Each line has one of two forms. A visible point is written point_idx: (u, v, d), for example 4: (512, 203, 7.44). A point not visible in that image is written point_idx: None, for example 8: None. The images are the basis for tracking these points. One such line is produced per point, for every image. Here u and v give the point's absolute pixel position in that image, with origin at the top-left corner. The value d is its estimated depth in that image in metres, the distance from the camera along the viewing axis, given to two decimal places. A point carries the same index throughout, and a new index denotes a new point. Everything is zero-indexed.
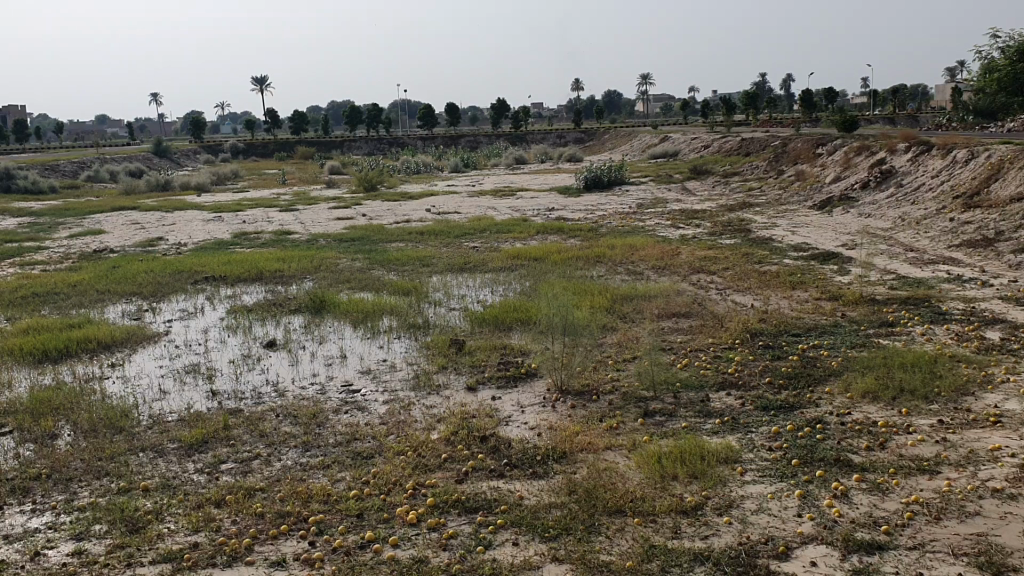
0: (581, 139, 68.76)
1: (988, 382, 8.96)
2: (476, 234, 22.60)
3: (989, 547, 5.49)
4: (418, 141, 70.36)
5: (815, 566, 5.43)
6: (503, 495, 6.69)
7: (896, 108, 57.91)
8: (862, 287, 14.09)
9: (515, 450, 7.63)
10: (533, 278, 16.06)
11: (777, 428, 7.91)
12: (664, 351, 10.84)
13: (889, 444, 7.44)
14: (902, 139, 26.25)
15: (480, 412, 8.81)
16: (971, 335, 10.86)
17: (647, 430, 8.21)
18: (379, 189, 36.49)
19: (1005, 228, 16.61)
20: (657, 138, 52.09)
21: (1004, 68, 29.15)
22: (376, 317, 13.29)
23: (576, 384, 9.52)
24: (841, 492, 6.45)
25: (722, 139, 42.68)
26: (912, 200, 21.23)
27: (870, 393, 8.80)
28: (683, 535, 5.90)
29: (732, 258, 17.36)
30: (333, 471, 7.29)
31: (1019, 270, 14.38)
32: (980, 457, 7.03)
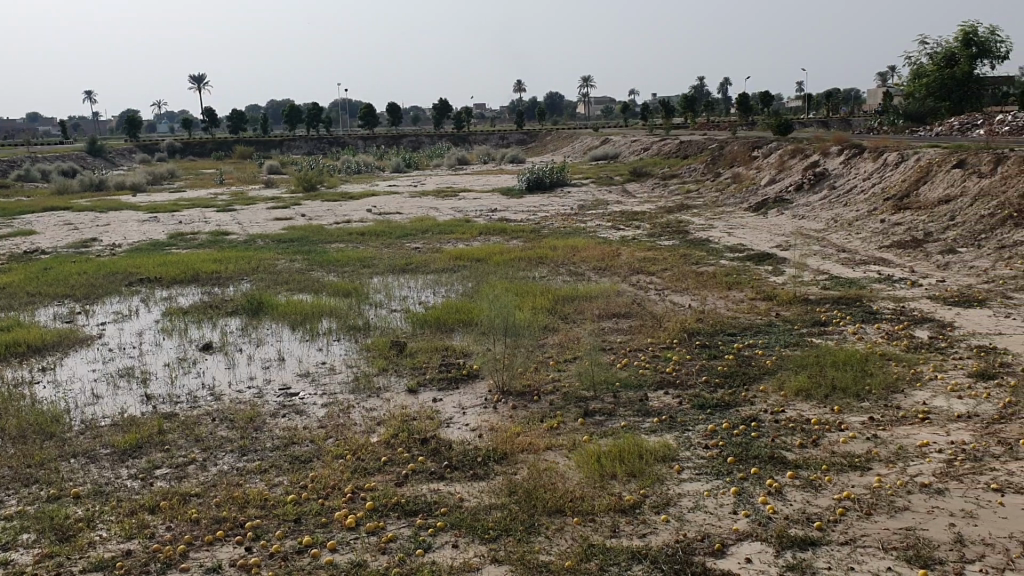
0: (522, 140, 68.99)
1: (918, 380, 9.20)
2: (417, 234, 22.58)
3: (917, 541, 5.62)
4: (359, 140, 69.93)
5: (749, 562, 5.50)
6: (443, 497, 6.67)
7: (830, 110, 59.44)
8: (797, 287, 14.38)
9: (455, 451, 7.61)
10: (475, 279, 16.07)
11: (713, 426, 8.01)
12: (604, 351, 10.91)
13: (822, 441, 7.59)
14: (835, 142, 26.90)
15: (420, 414, 8.78)
16: (901, 334, 11.14)
17: (587, 430, 8.26)
18: (320, 188, 36.22)
19: (933, 229, 17.10)
20: (599, 140, 52.61)
21: (932, 74, 31.26)
22: (315, 318, 13.17)
23: (517, 385, 9.55)
24: (775, 489, 6.55)
25: (662, 141, 43.27)
26: (845, 202, 21.71)
27: (804, 391, 8.96)
28: (621, 534, 5.94)
29: (671, 259, 17.58)
30: (270, 476, 7.19)
31: (946, 270, 14.81)
32: (909, 453, 7.21)
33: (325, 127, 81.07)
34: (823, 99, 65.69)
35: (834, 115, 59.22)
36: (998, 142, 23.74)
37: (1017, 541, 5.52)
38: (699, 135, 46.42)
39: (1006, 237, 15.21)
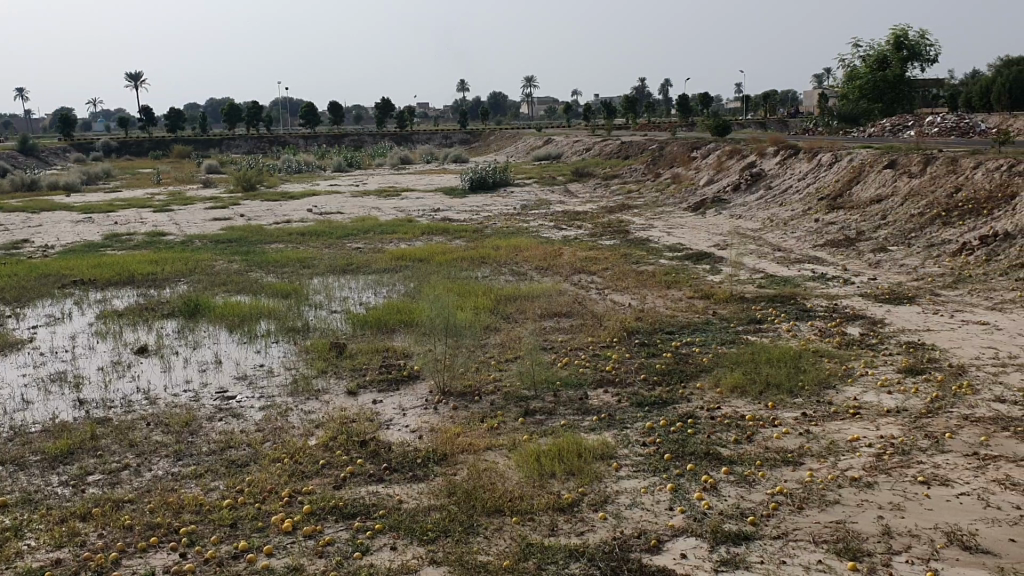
0: (465, 140, 68.89)
1: (849, 376, 9.40)
2: (358, 234, 22.39)
3: (847, 534, 5.73)
4: (300, 138, 69.11)
5: (684, 558, 5.56)
6: (382, 499, 6.62)
7: (768, 111, 60.47)
8: (733, 286, 14.56)
9: (394, 453, 7.57)
10: (417, 279, 15.99)
11: (651, 424, 8.09)
12: (545, 350, 10.93)
13: (756, 437, 7.71)
14: (771, 143, 27.36)
15: (360, 416, 8.70)
16: (833, 331, 11.36)
17: (527, 429, 8.27)
18: (259, 188, 35.71)
19: (865, 229, 17.47)
20: (541, 141, 52.78)
21: (865, 76, 31.62)
22: (253, 321, 12.97)
23: (459, 385, 9.52)
24: (710, 485, 6.63)
25: (603, 142, 43.54)
26: (780, 202, 22.07)
27: (739, 387, 9.09)
28: (560, 532, 5.96)
29: (612, 258, 17.69)
30: (206, 480, 7.07)
31: (878, 269, 15.13)
32: (840, 448, 7.35)
33: (266, 126, 80.03)
34: (760, 100, 66.75)
35: (771, 116, 60.08)
36: (927, 142, 24.41)
37: (941, 532, 5.67)
38: (640, 135, 46.84)
39: (935, 235, 15.60)
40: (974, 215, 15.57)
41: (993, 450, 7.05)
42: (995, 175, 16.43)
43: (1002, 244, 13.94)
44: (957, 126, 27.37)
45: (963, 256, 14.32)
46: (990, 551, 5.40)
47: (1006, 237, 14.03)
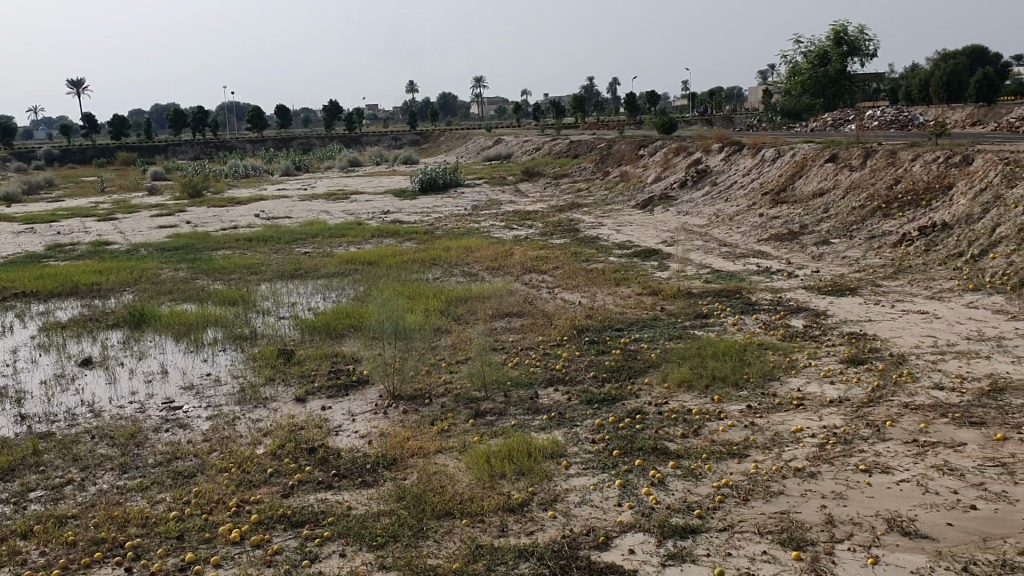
0: (416, 141, 68.62)
1: (793, 367, 9.53)
2: (308, 238, 22.15)
3: (791, 524, 5.79)
4: (247, 143, 68.26)
5: (633, 554, 5.59)
6: (331, 506, 6.55)
7: (715, 110, 61.25)
8: (681, 282, 14.67)
9: (343, 460, 7.49)
10: (367, 282, 15.88)
11: (600, 421, 8.13)
12: (495, 351, 10.94)
13: (703, 431, 7.78)
14: (716, 139, 27.67)
15: (308, 423, 8.61)
16: (778, 323, 11.51)
17: (478, 431, 8.25)
18: (205, 194, 35.20)
19: (808, 222, 17.72)
20: (492, 142, 52.81)
21: (807, 73, 32.14)
22: (199, 329, 12.77)
23: (409, 389, 9.48)
24: (658, 479, 6.68)
25: (553, 142, 43.69)
26: (726, 197, 22.30)
27: (686, 381, 9.17)
28: (509, 532, 5.95)
29: (561, 256, 17.75)
30: (152, 493, 6.95)
31: (821, 261, 15.35)
32: (784, 439, 7.44)
33: (212, 131, 79.02)
34: (706, 98, 67.49)
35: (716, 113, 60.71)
36: (867, 136, 24.88)
37: (882, 519, 5.76)
38: (589, 134, 47.11)
39: (875, 227, 15.88)
40: (913, 206, 15.88)
41: (932, 436, 7.19)
42: (933, 166, 16.78)
43: (940, 235, 14.22)
44: (896, 119, 27.98)
45: (903, 246, 14.57)
46: (930, 536, 5.49)
47: (943, 227, 14.32)
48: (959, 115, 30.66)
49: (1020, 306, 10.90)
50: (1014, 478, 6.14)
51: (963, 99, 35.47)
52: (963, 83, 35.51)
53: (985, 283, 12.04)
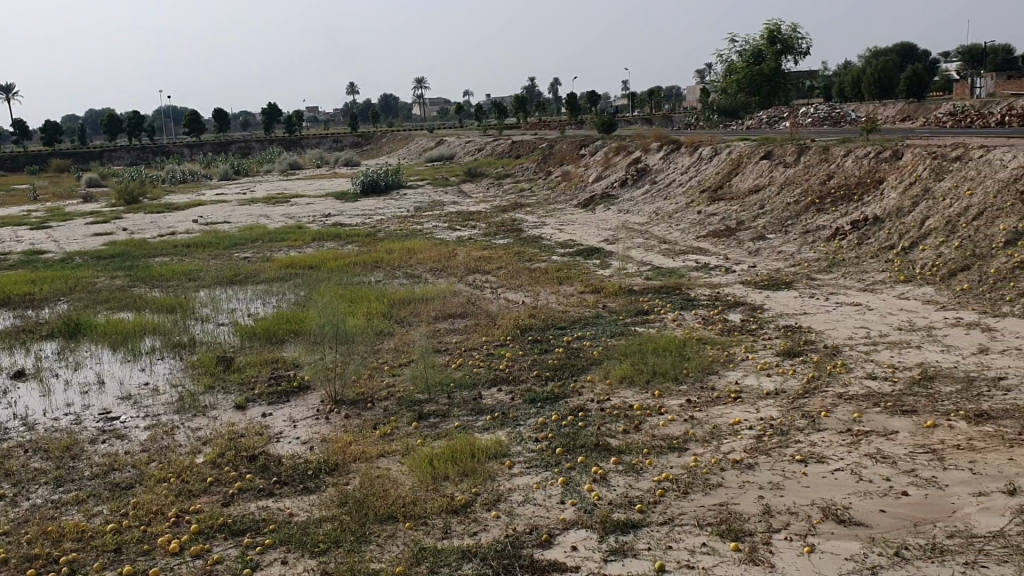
0: (357, 143, 68.16)
1: (731, 361, 9.67)
2: (248, 243, 21.88)
3: (730, 515, 5.87)
4: (185, 147, 67.10)
5: (575, 550, 5.61)
6: (272, 514, 6.47)
7: (654, 109, 61.92)
8: (622, 279, 14.79)
9: (284, 466, 7.41)
10: (307, 287, 15.72)
11: (543, 419, 8.15)
12: (439, 352, 10.91)
13: (644, 426, 7.85)
14: (655, 138, 27.97)
15: (248, 430, 8.50)
16: (716, 318, 11.67)
17: (421, 433, 8.22)
18: (142, 200, 34.53)
19: (745, 219, 17.97)
20: (434, 142, 52.69)
21: (741, 71, 31.09)
22: (136, 338, 12.51)
23: (351, 393, 9.40)
24: (600, 476, 6.72)
25: (495, 142, 43.74)
26: (665, 195, 22.52)
27: (627, 377, 9.26)
28: (452, 534, 5.94)
29: (505, 256, 17.76)
30: (88, 506, 6.80)
31: (758, 256, 15.60)
32: (722, 431, 7.54)
33: (149, 136, 77.61)
34: (646, 98, 68.13)
35: (656, 112, 61.33)
36: (800, 134, 25.27)
37: (818, 508, 5.86)
38: (531, 134, 47.30)
39: (809, 222, 16.17)
40: (845, 201, 16.21)
41: (865, 425, 7.35)
42: (864, 161, 17.15)
43: (872, 228, 14.53)
44: (829, 117, 28.62)
45: (836, 240, 14.85)
46: (864, 523, 5.59)
47: (875, 221, 14.65)
48: (889, 112, 31.36)
49: (948, 296, 11.19)
50: (943, 464, 6.31)
51: (893, 95, 36.24)
52: (893, 82, 36.16)
53: (916, 274, 12.32)
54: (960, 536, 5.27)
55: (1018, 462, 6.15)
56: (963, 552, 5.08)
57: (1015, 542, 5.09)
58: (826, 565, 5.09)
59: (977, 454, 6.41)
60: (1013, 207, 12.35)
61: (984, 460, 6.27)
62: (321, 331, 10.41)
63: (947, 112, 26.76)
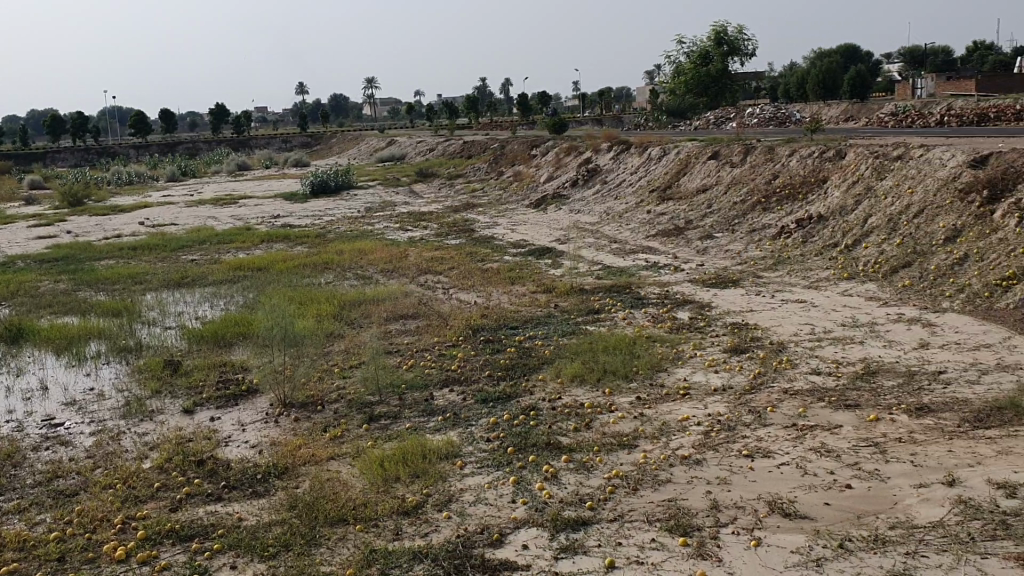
0: (307, 143, 67.58)
1: (680, 358, 9.78)
2: (195, 245, 21.58)
3: (678, 511, 5.94)
4: (131, 148, 65.96)
5: (526, 549, 5.64)
6: (221, 518, 6.41)
7: (605, 109, 62.31)
8: (573, 279, 14.86)
9: (233, 470, 7.33)
10: (256, 289, 15.56)
11: (495, 419, 8.17)
12: (390, 354, 10.86)
13: (594, 424, 7.91)
14: (605, 138, 28.16)
15: (196, 435, 8.40)
16: (665, 316, 11.79)
17: (372, 435, 8.19)
18: (86, 203, 33.89)
19: (694, 218, 18.17)
20: (385, 142, 52.45)
21: (689, 72, 31.35)
22: (81, 343, 12.28)
23: (300, 396, 9.33)
24: (551, 474, 6.76)
25: (446, 142, 43.67)
26: (615, 195, 22.67)
27: (578, 376, 9.31)
28: (403, 535, 5.93)
29: (456, 257, 17.75)
30: (31, 514, 6.67)
31: (706, 255, 15.79)
32: (671, 428, 7.63)
33: (93, 137, 76.16)
34: (596, 99, 68.53)
35: (606, 113, 61.70)
36: (746, 134, 25.58)
37: (764, 502, 5.96)
38: (483, 134, 47.34)
39: (756, 221, 16.40)
40: (791, 200, 16.47)
41: (810, 420, 7.48)
42: (808, 161, 17.43)
43: (816, 226, 14.79)
44: (775, 117, 29.04)
45: (782, 239, 15.07)
46: (808, 515, 5.69)
47: (819, 219, 14.91)
48: (833, 112, 31.89)
49: (890, 292, 11.43)
50: (885, 457, 6.45)
51: (837, 96, 36.83)
52: (837, 82, 36.78)
53: (859, 271, 12.55)
54: (901, 526, 5.38)
55: (956, 454, 6.31)
56: (904, 543, 5.18)
57: (953, 532, 5.22)
58: (772, 558, 5.17)
59: (918, 447, 6.57)
60: (952, 205, 12.64)
61: (924, 453, 6.42)
62: (270, 333, 10.32)
63: (889, 112, 27.31)
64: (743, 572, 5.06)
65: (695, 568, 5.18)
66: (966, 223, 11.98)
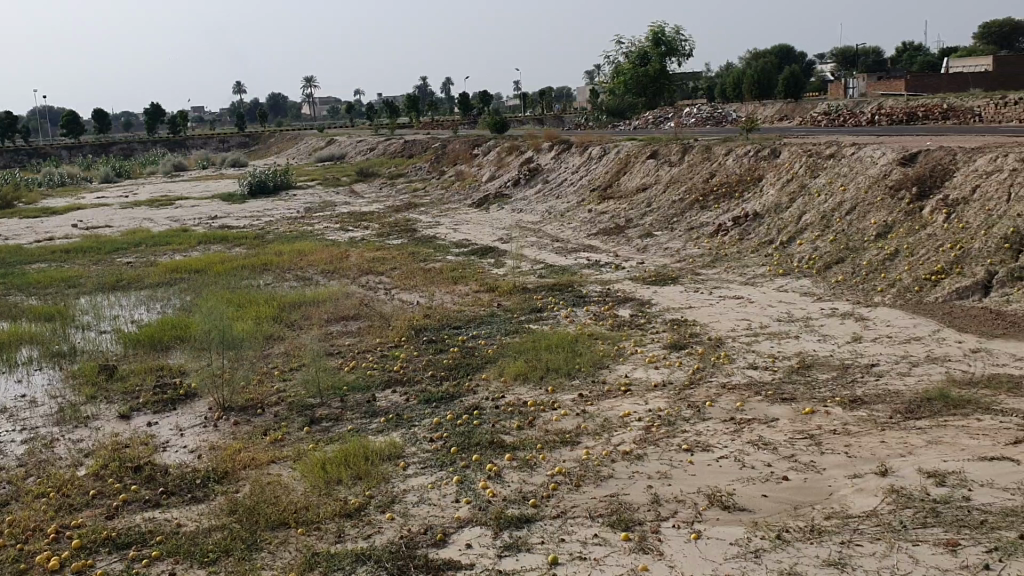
0: (245, 142, 66.66)
1: (622, 355, 9.87)
2: (131, 248, 21.14)
3: (620, 506, 6.01)
4: (62, 149, 64.36)
5: (469, 548, 5.65)
6: (160, 525, 6.30)
7: (546, 109, 62.61)
8: (516, 278, 14.90)
9: (172, 476, 7.22)
10: (193, 291, 15.30)
11: (438, 420, 8.16)
12: (331, 355, 10.77)
13: (537, 422, 7.95)
14: (546, 137, 28.29)
15: (133, 441, 8.23)
16: (607, 314, 11.88)
17: (313, 438, 8.12)
18: (16, 205, 32.97)
19: (634, 216, 18.34)
20: (324, 142, 51.98)
21: (628, 72, 31.57)
22: (11, 349, 11.94)
23: (240, 400, 9.20)
24: (494, 473, 6.78)
25: (387, 142, 43.44)
26: (556, 195, 22.78)
27: (521, 375, 9.34)
28: (346, 538, 5.90)
29: (398, 257, 17.66)
30: None
31: (646, 253, 15.96)
32: (613, 424, 7.69)
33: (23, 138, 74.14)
34: (537, 98, 68.80)
35: (547, 112, 61.98)
36: (684, 133, 25.88)
37: (703, 495, 6.06)
38: (424, 134, 47.22)
39: (694, 219, 16.61)
40: (727, 198, 16.73)
41: (747, 413, 7.62)
42: (744, 160, 17.71)
43: (752, 224, 15.04)
44: (712, 117, 29.43)
45: (719, 236, 15.29)
46: (747, 508, 5.79)
47: (756, 217, 15.16)
48: (768, 111, 32.44)
49: (824, 288, 11.66)
50: (820, 448, 6.59)
51: (772, 95, 37.46)
52: (772, 81, 37.40)
53: (794, 268, 12.80)
54: (837, 516, 5.51)
55: (888, 444, 6.48)
56: (839, 532, 5.30)
57: (886, 520, 5.36)
58: (712, 550, 5.26)
59: (852, 438, 6.73)
60: (883, 202, 12.95)
61: (858, 444, 6.58)
62: (208, 336, 10.16)
63: (822, 111, 27.88)
64: (685, 564, 5.14)
65: (637, 562, 5.24)
66: (896, 220, 12.29)
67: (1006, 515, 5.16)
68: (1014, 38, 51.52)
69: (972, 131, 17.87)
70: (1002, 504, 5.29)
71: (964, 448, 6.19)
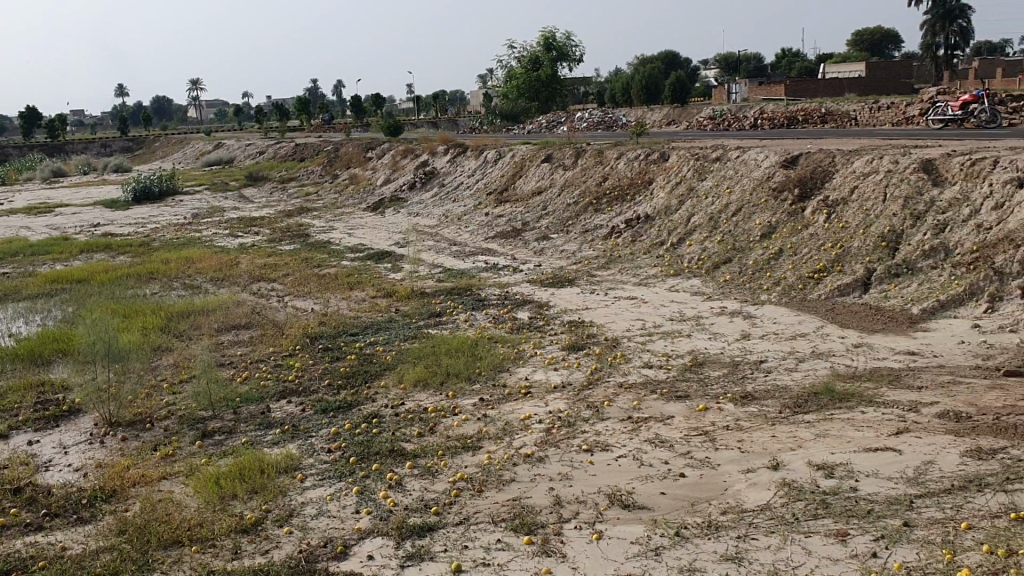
0: (127, 146, 64.29)
1: (521, 358, 9.89)
2: (6, 258, 20.10)
3: (522, 510, 6.00)
4: None
5: (371, 559, 5.55)
6: (43, 549, 5.99)
7: (440, 111, 62.61)
8: (413, 282, 14.78)
9: (55, 496, 6.87)
10: (76, 302, 14.63)
11: (336, 429, 8.01)
12: (223, 366, 10.45)
13: (438, 428, 7.89)
14: (440, 141, 28.24)
15: (12, 461, 7.81)
16: (505, 317, 11.90)
17: (206, 452, 7.86)
18: None
19: (529, 220, 18.45)
20: (212, 146, 50.63)
21: (521, 76, 31.62)
22: None
23: (127, 415, 8.83)
24: (395, 481, 6.70)
25: (278, 145, 42.59)
26: (453, 198, 22.73)
27: (421, 380, 9.27)
28: (243, 554, 5.72)
29: (292, 263, 17.32)
30: None
31: (543, 255, 16.05)
32: (514, 427, 7.70)
33: None
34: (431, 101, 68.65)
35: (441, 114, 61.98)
36: (576, 138, 26.15)
37: (604, 495, 6.10)
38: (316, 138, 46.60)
39: (588, 221, 16.81)
40: (620, 201, 17.00)
41: (644, 412, 7.74)
42: (635, 163, 18.03)
43: (644, 226, 15.31)
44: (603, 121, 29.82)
45: (613, 238, 15.49)
46: (646, 506, 5.87)
47: (648, 218, 15.45)
48: (657, 116, 33.17)
49: (714, 287, 11.94)
50: (715, 444, 6.74)
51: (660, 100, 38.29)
52: (659, 86, 38.22)
53: (685, 268, 13.07)
54: (732, 511, 5.63)
55: (779, 439, 6.66)
56: (735, 527, 5.42)
57: (780, 513, 5.50)
58: (613, 550, 5.30)
59: (744, 434, 6.90)
60: (767, 203, 13.36)
61: (750, 439, 6.75)
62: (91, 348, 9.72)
63: (708, 115, 28.62)
64: (587, 565, 5.17)
65: (540, 566, 5.23)
66: (781, 220, 12.70)
67: (890, 504, 5.37)
68: (885, 44, 54.23)
69: (848, 135, 18.64)
70: (886, 494, 5.51)
71: (850, 440, 6.42)
